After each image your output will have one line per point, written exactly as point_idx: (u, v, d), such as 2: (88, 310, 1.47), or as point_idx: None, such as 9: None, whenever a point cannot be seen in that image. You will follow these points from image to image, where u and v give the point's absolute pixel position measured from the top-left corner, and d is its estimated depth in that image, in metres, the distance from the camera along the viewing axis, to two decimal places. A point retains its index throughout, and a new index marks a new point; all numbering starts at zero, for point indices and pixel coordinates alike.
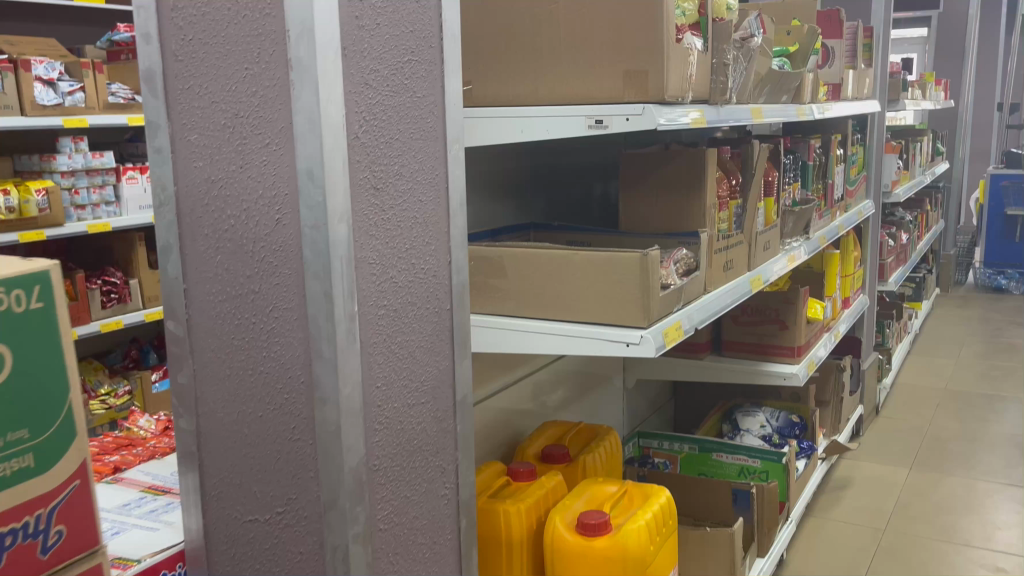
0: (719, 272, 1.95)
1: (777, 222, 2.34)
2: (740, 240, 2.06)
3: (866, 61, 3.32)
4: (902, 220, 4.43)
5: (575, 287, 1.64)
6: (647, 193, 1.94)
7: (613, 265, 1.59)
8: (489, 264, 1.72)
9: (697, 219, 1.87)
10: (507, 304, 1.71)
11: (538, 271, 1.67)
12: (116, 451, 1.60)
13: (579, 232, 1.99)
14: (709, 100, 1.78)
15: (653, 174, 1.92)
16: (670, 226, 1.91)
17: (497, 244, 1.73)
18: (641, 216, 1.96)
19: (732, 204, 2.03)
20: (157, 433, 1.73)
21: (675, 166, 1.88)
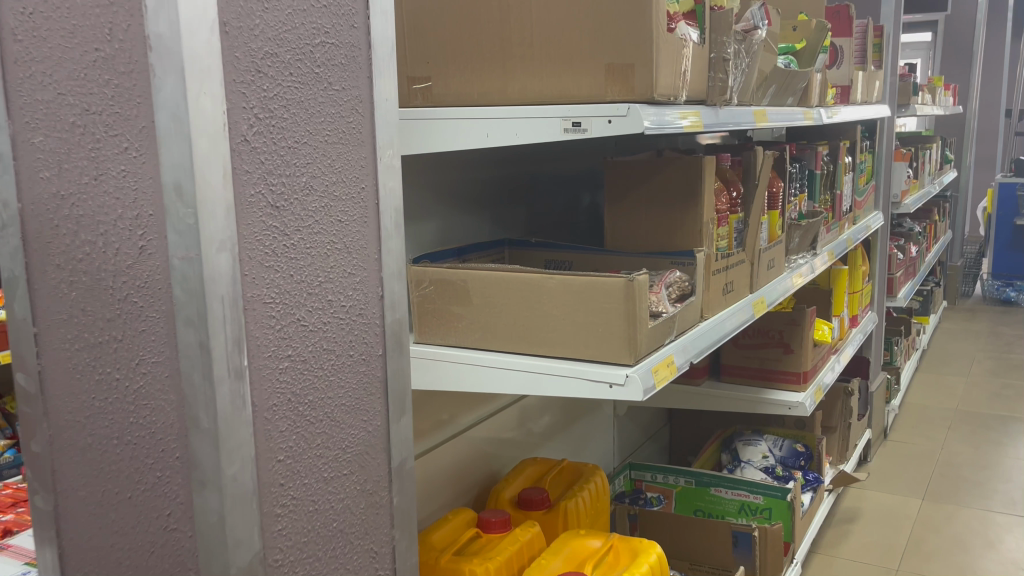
0: (718, 296, 1.72)
1: (782, 237, 2.11)
2: (742, 259, 1.83)
3: (875, 63, 3.10)
4: (912, 231, 4.21)
5: (551, 316, 1.41)
6: (636, 205, 1.71)
7: (595, 291, 1.36)
8: (451, 288, 1.48)
9: (692, 236, 1.64)
10: (472, 335, 1.48)
11: (506, 298, 1.44)
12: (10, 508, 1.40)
13: (558, 251, 1.76)
14: (705, 101, 1.55)
15: (643, 185, 1.69)
16: (661, 243, 1.68)
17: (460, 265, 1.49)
18: (628, 232, 1.73)
19: (732, 219, 1.80)
20: None
21: (668, 176, 1.65)
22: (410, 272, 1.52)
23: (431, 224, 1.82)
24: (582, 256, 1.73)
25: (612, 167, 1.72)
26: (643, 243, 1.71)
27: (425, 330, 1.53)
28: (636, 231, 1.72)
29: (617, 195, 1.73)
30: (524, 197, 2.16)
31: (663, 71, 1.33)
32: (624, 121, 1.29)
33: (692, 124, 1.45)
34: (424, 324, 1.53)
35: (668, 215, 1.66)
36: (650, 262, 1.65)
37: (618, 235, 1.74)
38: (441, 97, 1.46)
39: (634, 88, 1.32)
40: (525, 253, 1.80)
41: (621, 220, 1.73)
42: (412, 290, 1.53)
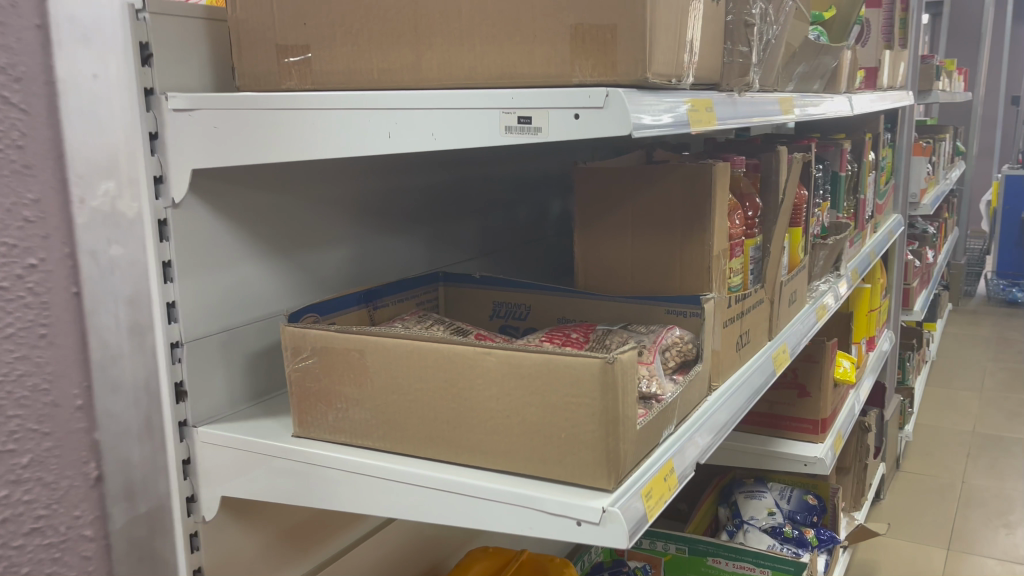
0: (730, 354, 1.25)
1: (805, 261, 1.65)
2: (761, 299, 1.36)
3: (900, 41, 2.63)
4: (926, 233, 3.76)
5: (489, 410, 0.93)
6: (616, 230, 1.23)
7: (558, 377, 0.89)
8: (342, 362, 1.00)
9: (695, 277, 1.17)
10: (375, 431, 1.01)
11: (423, 381, 0.96)
12: None
13: (512, 292, 1.29)
14: (719, 84, 1.08)
15: (627, 201, 1.21)
16: (650, 284, 1.21)
17: (358, 327, 1.01)
18: (606, 265, 1.25)
19: (749, 245, 1.33)
20: None
21: (663, 190, 1.17)
22: (285, 335, 1.03)
23: (338, 251, 1.33)
24: (541, 299, 1.26)
25: (586, 175, 1.24)
26: (625, 284, 1.23)
27: (308, 420, 1.05)
28: (615, 265, 1.24)
29: (592, 214, 1.25)
30: (475, 207, 1.67)
31: (660, 37, 0.85)
32: (599, 118, 0.81)
33: (703, 119, 0.98)
34: (307, 412, 1.05)
35: (663, 246, 1.19)
36: (636, 310, 1.19)
37: (591, 269, 1.26)
38: (327, 76, 0.98)
39: (616, 64, 0.84)
40: (464, 291, 1.33)
41: (596, 249, 1.25)
42: (289, 361, 1.04)
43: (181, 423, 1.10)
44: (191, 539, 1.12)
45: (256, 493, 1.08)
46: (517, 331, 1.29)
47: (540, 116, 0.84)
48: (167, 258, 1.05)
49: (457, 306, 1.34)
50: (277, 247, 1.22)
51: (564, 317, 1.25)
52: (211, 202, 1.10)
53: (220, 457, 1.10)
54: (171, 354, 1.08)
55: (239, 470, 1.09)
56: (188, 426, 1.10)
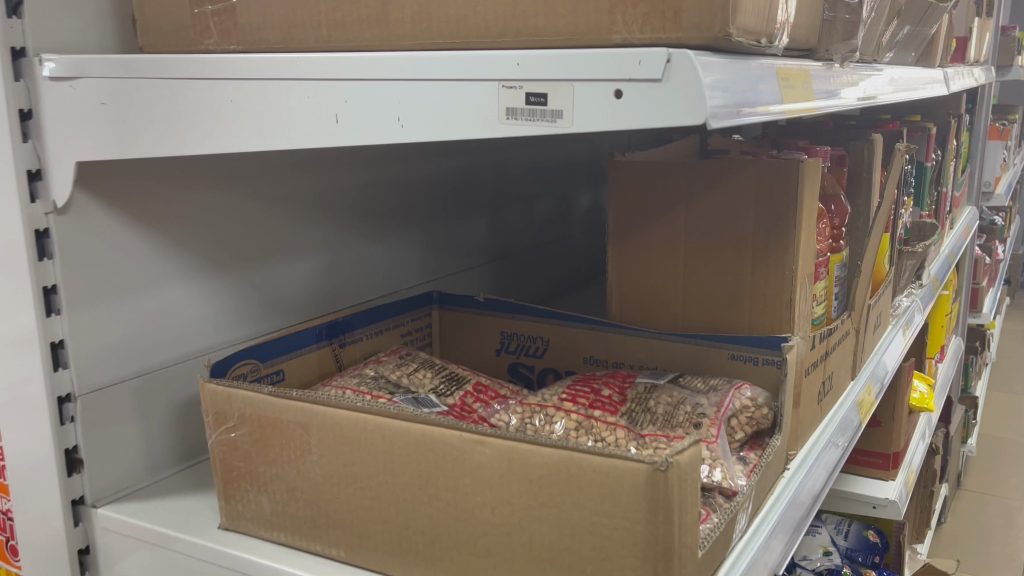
0: (811, 409, 0.95)
1: (892, 274, 1.33)
2: (848, 332, 1.06)
3: (988, 9, 2.28)
4: (995, 225, 3.40)
5: (479, 523, 0.64)
6: (663, 244, 0.92)
7: (582, 487, 0.59)
8: (280, 439, 0.71)
9: (771, 314, 0.86)
10: (322, 533, 0.72)
11: (386, 475, 0.67)
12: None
13: (525, 323, 0.99)
14: (819, 48, 0.76)
15: (679, 206, 0.90)
16: (709, 318, 0.91)
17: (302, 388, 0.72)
18: (649, 289, 0.94)
19: (834, 261, 1.03)
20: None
21: (729, 194, 0.86)
22: (204, 394, 0.74)
23: (303, 262, 1.05)
24: (563, 331, 0.97)
25: (622, 170, 0.93)
26: (674, 315, 0.93)
27: (239, 509, 0.76)
28: (661, 289, 0.93)
29: (631, 222, 0.94)
30: (484, 203, 1.38)
31: None
32: (653, 98, 0.50)
33: (801, 96, 0.67)
34: (236, 499, 0.76)
35: (728, 268, 0.88)
36: (689, 352, 0.89)
37: (629, 293, 0.96)
38: (257, 33, 0.69)
39: (680, 10, 0.51)
40: (465, 316, 1.04)
41: (636, 267, 0.95)
42: (210, 431, 0.75)
43: (74, 501, 0.83)
44: None
45: None
46: (532, 370, 1.00)
47: (555, 93, 0.53)
48: (49, 282, 0.78)
49: (456, 332, 1.05)
50: (216, 262, 0.94)
51: (590, 356, 0.95)
52: (115, 206, 0.82)
53: (126, 549, 0.82)
54: (59, 412, 0.81)
55: (148, 566, 0.81)
56: (85, 506, 0.83)
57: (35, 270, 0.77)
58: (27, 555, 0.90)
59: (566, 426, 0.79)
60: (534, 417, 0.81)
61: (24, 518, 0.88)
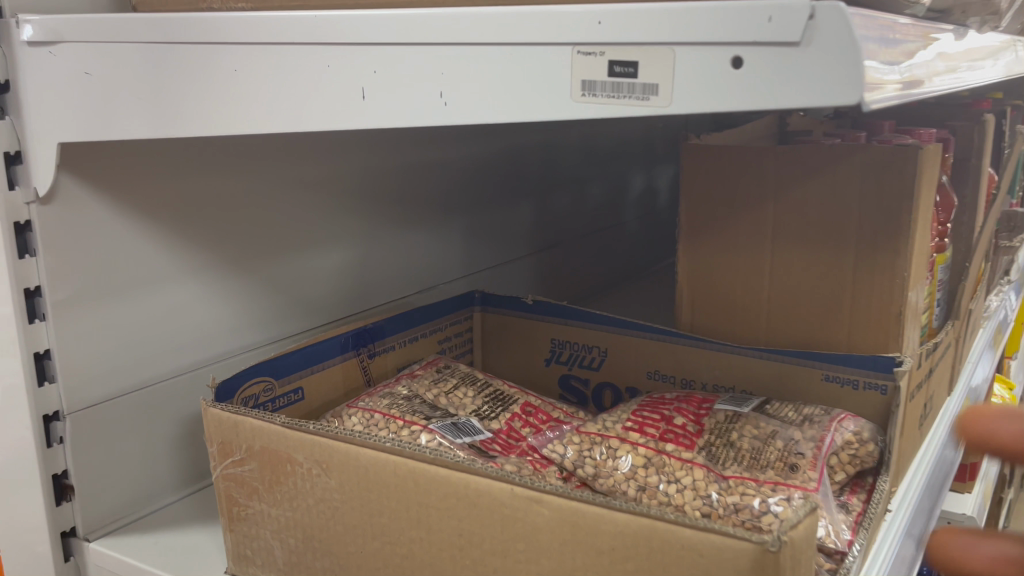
0: (913, 436, 0.81)
1: (987, 271, 1.18)
2: (951, 342, 0.91)
3: None
4: None
5: None
6: (745, 244, 0.79)
7: (665, 566, 0.46)
8: (294, 478, 0.60)
9: (875, 328, 0.73)
10: None
11: (421, 529, 0.55)
12: None
13: (580, 330, 0.87)
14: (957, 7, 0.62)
15: (767, 200, 0.76)
16: (798, 331, 0.78)
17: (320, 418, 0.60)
18: (725, 295, 0.81)
19: (940, 262, 0.88)
20: None
21: (830, 188, 0.72)
22: (208, 420, 0.63)
23: (327, 255, 0.93)
24: (624, 341, 0.84)
25: (700, 155, 0.80)
26: (756, 326, 0.80)
27: (248, 555, 0.65)
28: (741, 296, 0.80)
29: (707, 216, 0.81)
30: (532, 188, 1.25)
31: None
32: (788, 68, 0.37)
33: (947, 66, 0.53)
34: (244, 544, 0.64)
35: (824, 275, 0.75)
36: (774, 372, 0.76)
37: (703, 298, 0.83)
38: None
39: None
40: (511, 320, 0.91)
41: (710, 269, 0.82)
42: (215, 464, 0.64)
43: (64, 534, 0.72)
44: None
45: None
46: (586, 384, 0.88)
47: (650, 59, 0.40)
48: (33, 283, 0.67)
49: (499, 337, 0.93)
50: (229, 258, 0.82)
51: (655, 370, 0.83)
52: (109, 193, 0.70)
53: None
54: (46, 432, 0.70)
55: None
56: (77, 538, 0.73)
57: (16, 268, 0.65)
58: None
59: (634, 463, 0.66)
60: (595, 449, 0.68)
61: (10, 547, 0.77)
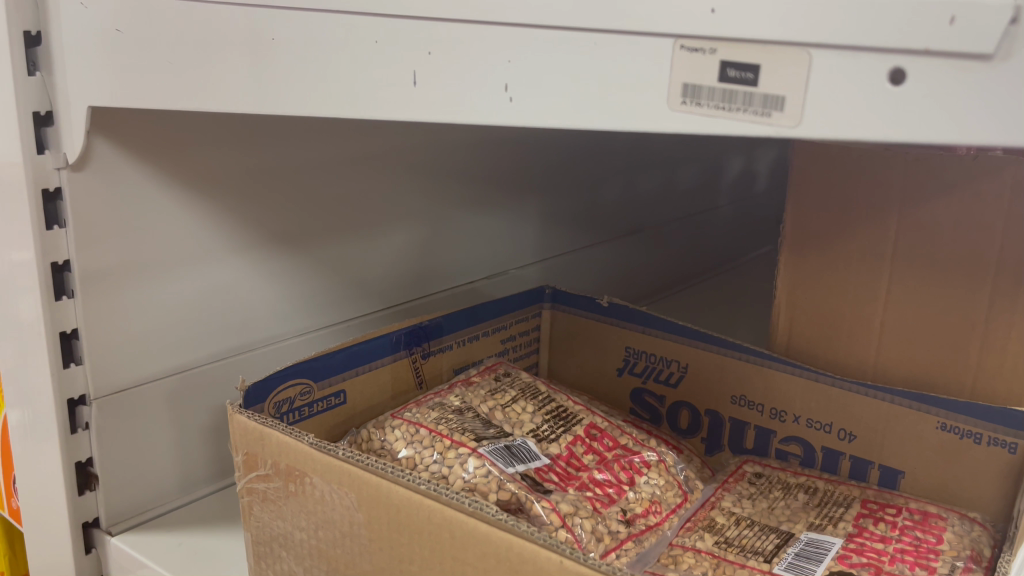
0: None
1: None
2: None
3: None
4: None
5: None
6: (860, 264, 0.68)
7: None
8: (318, 505, 0.53)
9: (1008, 376, 0.62)
10: None
11: None
12: None
13: (660, 342, 0.78)
14: None
15: (891, 216, 0.65)
16: (912, 370, 0.67)
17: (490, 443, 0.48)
18: (830, 317, 0.71)
19: None
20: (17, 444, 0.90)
21: (969, 207, 0.61)
22: (233, 427, 0.56)
23: (389, 238, 0.86)
24: (707, 359, 0.75)
25: (814, 155, 0.69)
26: (863, 355, 0.70)
27: None
28: (849, 322, 0.70)
29: (816, 226, 0.70)
30: (620, 169, 1.16)
31: None
32: (956, 88, 0.31)
33: None
34: (265, 563, 0.58)
35: (951, 307, 0.64)
36: (883, 414, 0.66)
37: (803, 317, 0.73)
38: None
39: None
40: (583, 321, 0.83)
41: (814, 288, 0.71)
42: (239, 475, 0.58)
43: (86, 524, 0.68)
44: None
45: None
46: (660, 401, 0.79)
47: (775, 62, 0.33)
48: (62, 257, 0.61)
49: (570, 339, 0.85)
50: (281, 235, 0.76)
51: (740, 395, 0.74)
52: (150, 162, 0.64)
53: None
54: (71, 416, 0.65)
55: None
56: (99, 530, 0.68)
57: (43, 240, 0.60)
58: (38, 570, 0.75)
59: None
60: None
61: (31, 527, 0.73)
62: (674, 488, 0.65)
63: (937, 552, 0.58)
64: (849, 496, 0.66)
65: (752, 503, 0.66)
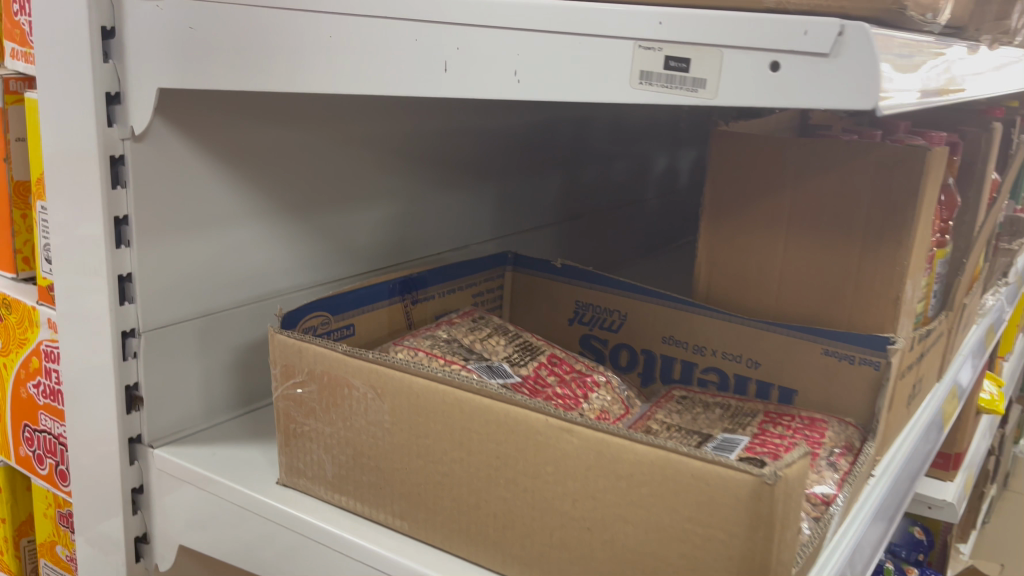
0: (901, 412, 0.89)
1: (984, 275, 1.25)
2: (942, 334, 0.99)
3: None
4: None
5: (558, 514, 0.59)
6: (763, 227, 0.86)
7: (677, 492, 0.54)
8: (347, 399, 0.68)
9: (874, 311, 0.80)
10: (385, 503, 0.69)
11: (461, 450, 0.62)
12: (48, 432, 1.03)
13: (605, 295, 0.95)
14: (963, 30, 0.68)
15: (786, 188, 0.83)
16: (803, 310, 0.85)
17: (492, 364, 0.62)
18: (740, 270, 0.89)
19: (939, 257, 0.96)
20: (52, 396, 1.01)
21: (844, 180, 0.79)
22: (274, 345, 0.71)
23: (376, 210, 1.01)
24: (643, 307, 0.92)
25: (727, 140, 0.87)
26: (766, 300, 0.88)
27: (300, 468, 0.74)
28: (754, 274, 0.88)
29: (729, 197, 0.88)
30: (565, 159, 1.33)
31: None
32: (816, 73, 0.44)
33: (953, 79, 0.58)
34: (298, 456, 0.73)
35: (832, 258, 0.82)
36: (780, 344, 0.84)
37: (719, 272, 0.90)
38: None
39: None
40: (540, 280, 1.00)
41: (728, 247, 0.89)
42: (277, 384, 0.72)
43: (132, 439, 0.81)
44: None
45: (225, 554, 0.79)
46: (604, 344, 0.96)
47: (701, 56, 0.48)
48: (121, 212, 0.74)
49: (529, 295, 1.01)
50: (292, 202, 0.90)
51: (669, 335, 0.91)
52: (193, 136, 0.78)
53: (181, 495, 0.80)
54: (122, 346, 0.78)
55: (202, 514, 0.79)
56: (142, 445, 0.81)
57: (108, 197, 0.73)
58: (80, 488, 0.88)
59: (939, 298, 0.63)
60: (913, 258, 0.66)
61: (79, 446, 0.86)
62: (619, 403, 0.82)
63: (820, 443, 0.77)
64: (755, 409, 0.84)
65: (679, 415, 0.83)
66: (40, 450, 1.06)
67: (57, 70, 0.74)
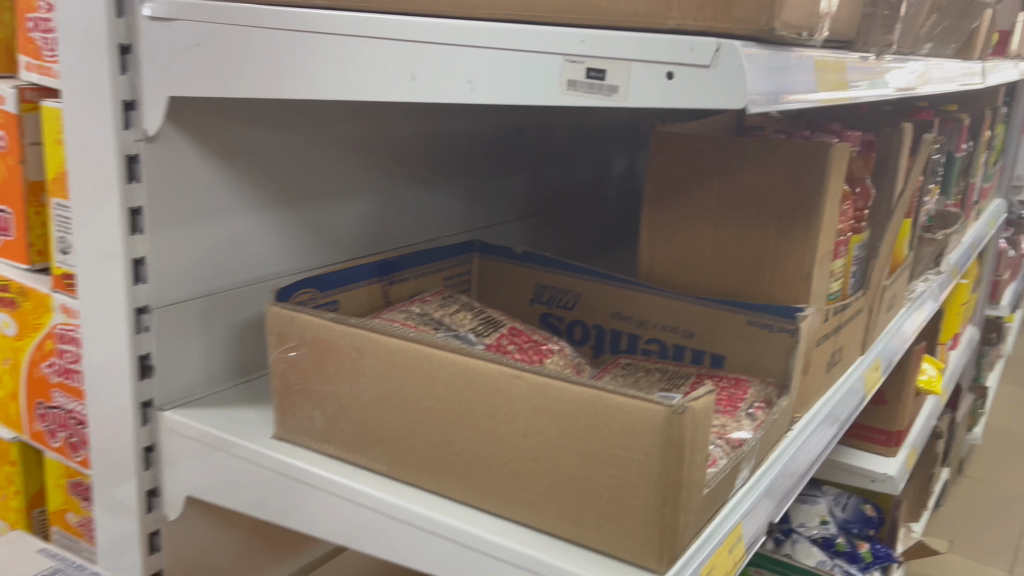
0: (819, 376, 1.02)
1: (909, 261, 1.38)
2: (859, 309, 1.12)
3: None
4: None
5: (512, 448, 0.71)
6: (695, 215, 0.98)
7: (606, 423, 0.66)
8: (334, 360, 0.79)
9: (788, 286, 0.93)
10: (367, 449, 0.81)
11: (431, 399, 0.74)
12: (62, 409, 1.14)
13: (561, 277, 1.07)
14: (852, 44, 0.81)
15: (714, 182, 0.96)
16: (732, 288, 0.98)
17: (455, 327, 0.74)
18: (677, 253, 1.01)
19: (854, 242, 1.09)
20: (67, 374, 1.12)
21: (761, 174, 0.92)
22: (270, 315, 0.82)
23: (357, 204, 1.13)
24: (594, 286, 1.04)
25: (663, 139, 0.99)
26: (700, 279, 1.00)
27: (293, 423, 0.85)
28: (689, 256, 1.00)
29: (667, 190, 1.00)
30: (530, 159, 1.46)
31: None
32: (701, 82, 0.57)
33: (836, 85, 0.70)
34: (292, 412, 0.85)
35: (753, 241, 0.95)
36: (710, 315, 0.96)
37: (659, 255, 1.03)
38: None
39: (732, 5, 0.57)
40: (505, 265, 1.12)
41: (666, 233, 1.01)
42: (273, 349, 0.83)
43: (144, 404, 0.92)
44: (150, 536, 0.98)
45: (228, 501, 0.90)
46: (561, 320, 1.08)
47: (616, 67, 0.60)
48: (135, 204, 0.85)
49: (495, 279, 1.13)
50: (283, 197, 1.02)
51: (617, 311, 1.03)
52: (198, 138, 0.89)
53: (188, 451, 0.91)
54: (136, 321, 0.89)
55: (207, 467, 0.90)
56: (153, 409, 0.92)
57: (124, 191, 0.84)
58: (95, 450, 0.99)
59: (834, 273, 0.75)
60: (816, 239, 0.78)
61: (95, 413, 0.97)
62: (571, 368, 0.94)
63: (741, 398, 0.89)
64: (689, 372, 0.96)
65: (624, 378, 0.95)
66: (52, 425, 1.16)
67: (81, 81, 0.85)
